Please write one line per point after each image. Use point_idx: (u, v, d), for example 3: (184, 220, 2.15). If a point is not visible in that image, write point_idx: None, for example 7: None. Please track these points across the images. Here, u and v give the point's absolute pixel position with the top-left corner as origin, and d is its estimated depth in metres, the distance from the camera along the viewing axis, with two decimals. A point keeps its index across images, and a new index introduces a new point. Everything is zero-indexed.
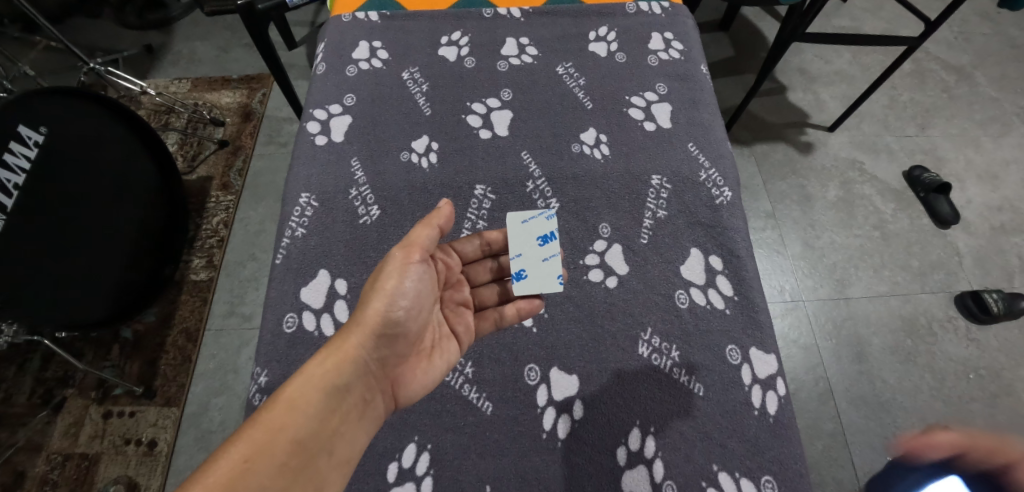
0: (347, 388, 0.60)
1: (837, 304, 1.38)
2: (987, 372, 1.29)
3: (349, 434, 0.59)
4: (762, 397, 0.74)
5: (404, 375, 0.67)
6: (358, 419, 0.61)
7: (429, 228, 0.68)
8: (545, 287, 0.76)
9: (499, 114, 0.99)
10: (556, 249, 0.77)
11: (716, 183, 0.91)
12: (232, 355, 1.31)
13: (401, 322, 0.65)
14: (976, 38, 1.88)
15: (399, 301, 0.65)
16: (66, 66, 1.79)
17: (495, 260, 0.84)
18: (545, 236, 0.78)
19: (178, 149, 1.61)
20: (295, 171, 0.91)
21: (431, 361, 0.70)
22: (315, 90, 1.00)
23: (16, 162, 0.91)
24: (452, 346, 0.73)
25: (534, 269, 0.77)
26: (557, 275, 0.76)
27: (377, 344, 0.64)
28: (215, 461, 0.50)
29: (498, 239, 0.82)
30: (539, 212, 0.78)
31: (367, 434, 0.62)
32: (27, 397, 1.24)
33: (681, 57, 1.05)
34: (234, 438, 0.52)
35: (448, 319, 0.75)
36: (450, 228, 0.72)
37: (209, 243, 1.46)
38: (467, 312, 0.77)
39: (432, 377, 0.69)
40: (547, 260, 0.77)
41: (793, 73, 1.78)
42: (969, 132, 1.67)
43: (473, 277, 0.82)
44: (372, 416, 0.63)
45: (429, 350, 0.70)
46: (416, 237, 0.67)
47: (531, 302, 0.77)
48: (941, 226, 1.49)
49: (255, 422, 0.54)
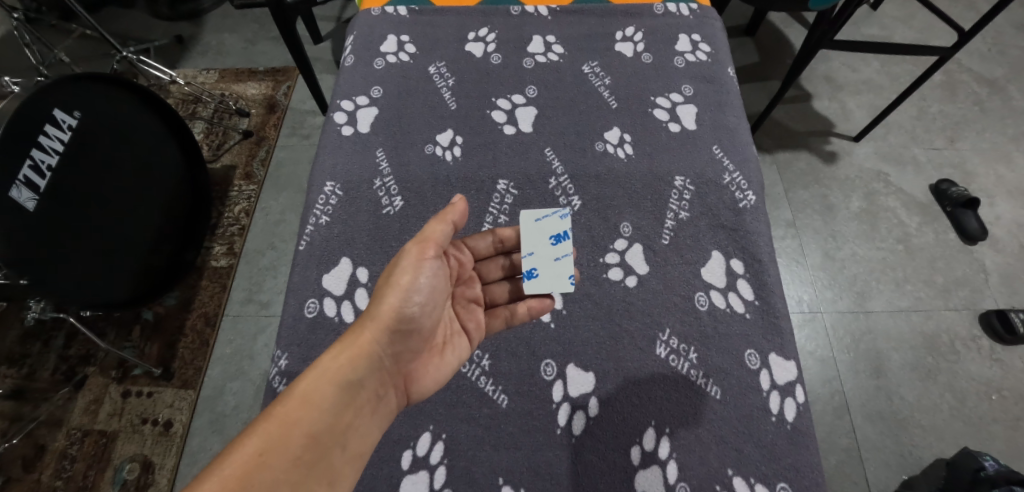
0: (361, 383, 0.60)
1: (857, 316, 1.35)
2: (1011, 393, 1.25)
3: (363, 428, 0.60)
4: (780, 404, 0.73)
5: (416, 371, 0.67)
6: (371, 414, 0.61)
7: (443, 224, 0.68)
8: (556, 286, 0.75)
9: (524, 110, 0.99)
10: (568, 249, 0.76)
11: (740, 186, 0.90)
12: (249, 340, 1.34)
13: (414, 318, 0.65)
14: (1011, 50, 1.82)
15: (413, 297, 0.65)
16: (100, 53, 1.84)
17: (508, 257, 0.83)
18: (558, 235, 0.77)
19: (204, 138, 1.66)
20: (320, 160, 0.93)
21: (443, 357, 0.70)
22: (343, 81, 1.02)
23: (51, 144, 0.93)
24: (463, 342, 0.73)
25: (546, 268, 0.76)
26: (569, 276, 0.75)
27: (391, 339, 0.64)
28: (230, 454, 0.50)
29: (511, 237, 0.81)
30: (552, 211, 0.78)
31: (379, 428, 0.62)
32: (50, 373, 1.28)
33: (708, 59, 1.05)
34: (248, 432, 0.52)
35: (459, 316, 0.75)
36: (464, 224, 0.72)
37: (231, 230, 1.50)
38: (478, 309, 0.77)
39: (444, 374, 0.70)
40: (559, 260, 0.77)
41: (819, 80, 1.75)
42: (1000, 146, 1.63)
43: (485, 275, 0.82)
44: (384, 411, 0.63)
45: (441, 346, 0.71)
46: (431, 233, 0.68)
47: (542, 301, 0.77)
48: (968, 242, 1.45)
49: (269, 416, 0.54)
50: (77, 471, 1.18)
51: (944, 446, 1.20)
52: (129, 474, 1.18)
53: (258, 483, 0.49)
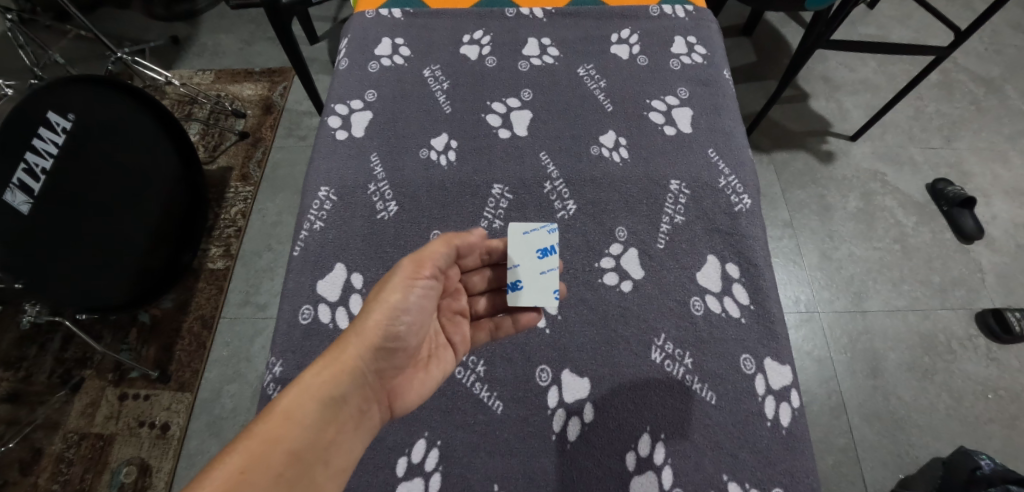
0: (344, 399, 0.59)
1: (853, 317, 1.35)
2: (1007, 393, 1.26)
3: (346, 444, 0.58)
4: (776, 408, 0.73)
5: (401, 386, 0.66)
6: (354, 430, 0.60)
7: (444, 247, 0.68)
8: (540, 301, 0.74)
9: (519, 113, 0.99)
10: (555, 264, 0.76)
11: (736, 189, 0.90)
12: (245, 343, 1.33)
13: (401, 336, 0.64)
14: (1007, 50, 1.83)
15: (402, 316, 0.64)
16: (95, 54, 1.83)
17: (495, 268, 0.80)
18: (545, 249, 0.76)
19: (200, 140, 1.65)
20: (315, 164, 0.92)
21: (428, 372, 0.69)
22: (338, 85, 1.02)
23: (45, 147, 0.93)
24: (449, 355, 0.73)
25: (531, 281, 0.75)
26: (554, 290, 0.75)
27: (376, 356, 0.62)
28: (209, 472, 0.47)
29: (498, 248, 0.78)
30: (540, 225, 0.77)
31: (363, 444, 0.61)
32: (46, 376, 1.27)
33: (704, 61, 1.04)
34: (227, 450, 0.50)
35: (445, 329, 0.75)
36: (465, 249, 0.72)
37: (226, 233, 1.49)
38: (464, 321, 0.76)
39: (428, 388, 0.69)
40: (544, 273, 0.76)
41: (816, 81, 1.75)
42: (996, 146, 1.63)
43: (471, 286, 0.79)
44: (367, 426, 0.62)
45: (426, 361, 0.70)
46: (429, 253, 0.67)
47: (530, 316, 0.76)
48: (964, 242, 1.45)
49: (249, 433, 0.52)
50: (74, 475, 1.17)
51: (941, 445, 1.20)
52: (127, 477, 1.17)
53: None
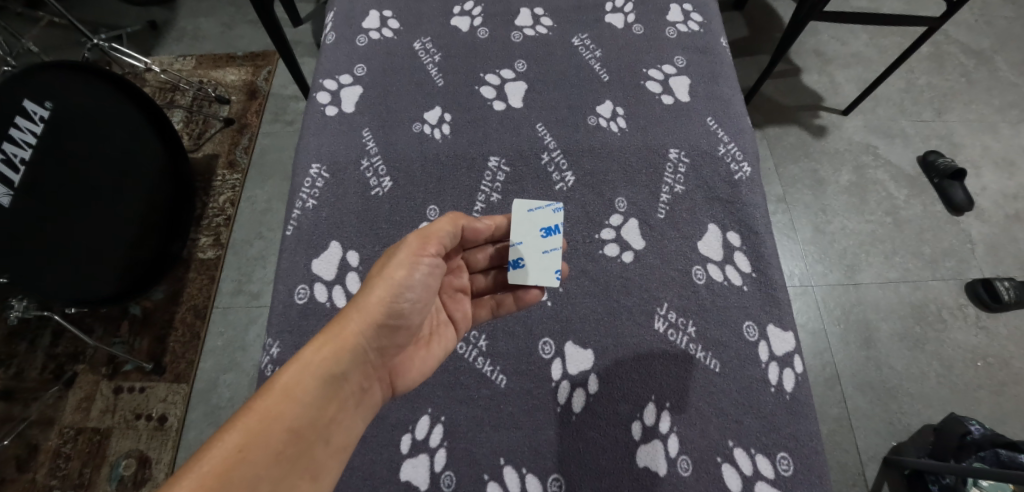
0: (345, 376, 0.57)
1: (847, 288, 1.36)
2: (996, 360, 1.27)
3: (346, 422, 0.57)
4: (779, 375, 0.73)
5: (401, 364, 0.65)
6: (355, 407, 0.58)
7: (450, 224, 0.66)
8: (541, 280, 0.73)
9: (513, 85, 0.96)
10: (558, 244, 0.74)
11: (735, 157, 0.88)
12: (240, 332, 1.32)
13: (405, 314, 0.62)
14: (998, 21, 1.81)
15: (405, 293, 0.61)
16: (69, 41, 1.76)
17: (496, 245, 0.78)
18: (549, 228, 0.75)
19: (184, 127, 1.60)
20: (305, 141, 0.90)
21: (430, 349, 0.68)
22: (325, 60, 0.98)
23: (23, 137, 0.89)
24: (450, 333, 0.71)
25: (533, 259, 0.74)
26: (555, 270, 0.73)
27: (378, 333, 0.60)
28: (207, 451, 0.46)
29: (502, 226, 0.76)
30: (546, 204, 0.76)
31: (363, 422, 0.60)
32: (38, 372, 1.25)
33: (700, 29, 1.02)
34: (225, 427, 0.48)
35: (446, 305, 0.73)
36: (465, 226, 0.70)
37: (216, 221, 1.46)
38: (465, 299, 0.75)
39: (429, 366, 0.68)
40: (547, 253, 0.74)
41: (808, 54, 1.73)
42: (987, 117, 1.63)
43: (473, 263, 0.77)
44: (367, 405, 0.61)
45: (428, 338, 0.69)
46: (434, 230, 0.65)
47: (530, 293, 0.74)
48: (955, 213, 1.46)
49: (247, 409, 0.50)
50: (72, 470, 1.16)
51: (932, 413, 1.22)
52: (126, 469, 1.16)
53: (236, 482, 0.46)
